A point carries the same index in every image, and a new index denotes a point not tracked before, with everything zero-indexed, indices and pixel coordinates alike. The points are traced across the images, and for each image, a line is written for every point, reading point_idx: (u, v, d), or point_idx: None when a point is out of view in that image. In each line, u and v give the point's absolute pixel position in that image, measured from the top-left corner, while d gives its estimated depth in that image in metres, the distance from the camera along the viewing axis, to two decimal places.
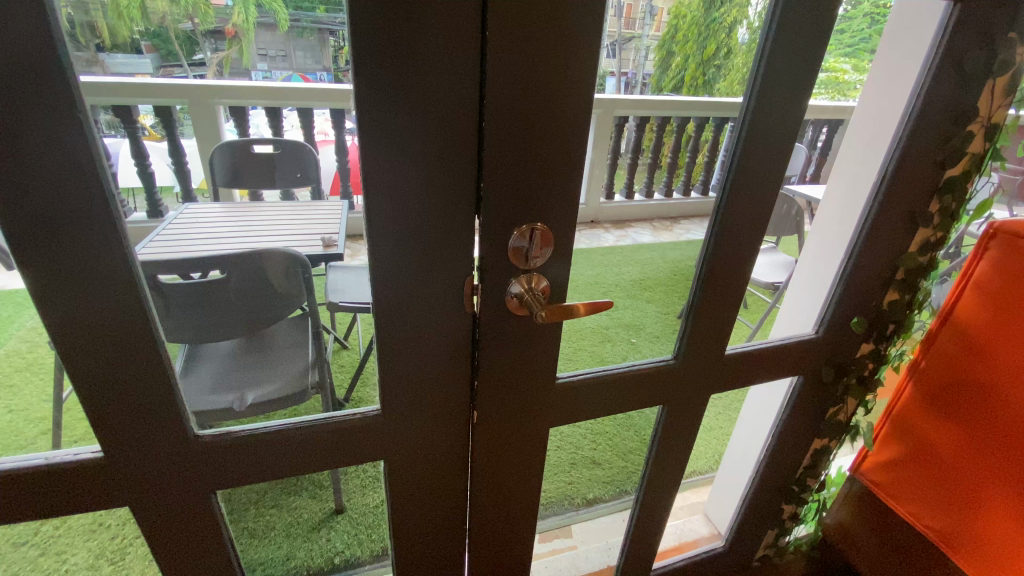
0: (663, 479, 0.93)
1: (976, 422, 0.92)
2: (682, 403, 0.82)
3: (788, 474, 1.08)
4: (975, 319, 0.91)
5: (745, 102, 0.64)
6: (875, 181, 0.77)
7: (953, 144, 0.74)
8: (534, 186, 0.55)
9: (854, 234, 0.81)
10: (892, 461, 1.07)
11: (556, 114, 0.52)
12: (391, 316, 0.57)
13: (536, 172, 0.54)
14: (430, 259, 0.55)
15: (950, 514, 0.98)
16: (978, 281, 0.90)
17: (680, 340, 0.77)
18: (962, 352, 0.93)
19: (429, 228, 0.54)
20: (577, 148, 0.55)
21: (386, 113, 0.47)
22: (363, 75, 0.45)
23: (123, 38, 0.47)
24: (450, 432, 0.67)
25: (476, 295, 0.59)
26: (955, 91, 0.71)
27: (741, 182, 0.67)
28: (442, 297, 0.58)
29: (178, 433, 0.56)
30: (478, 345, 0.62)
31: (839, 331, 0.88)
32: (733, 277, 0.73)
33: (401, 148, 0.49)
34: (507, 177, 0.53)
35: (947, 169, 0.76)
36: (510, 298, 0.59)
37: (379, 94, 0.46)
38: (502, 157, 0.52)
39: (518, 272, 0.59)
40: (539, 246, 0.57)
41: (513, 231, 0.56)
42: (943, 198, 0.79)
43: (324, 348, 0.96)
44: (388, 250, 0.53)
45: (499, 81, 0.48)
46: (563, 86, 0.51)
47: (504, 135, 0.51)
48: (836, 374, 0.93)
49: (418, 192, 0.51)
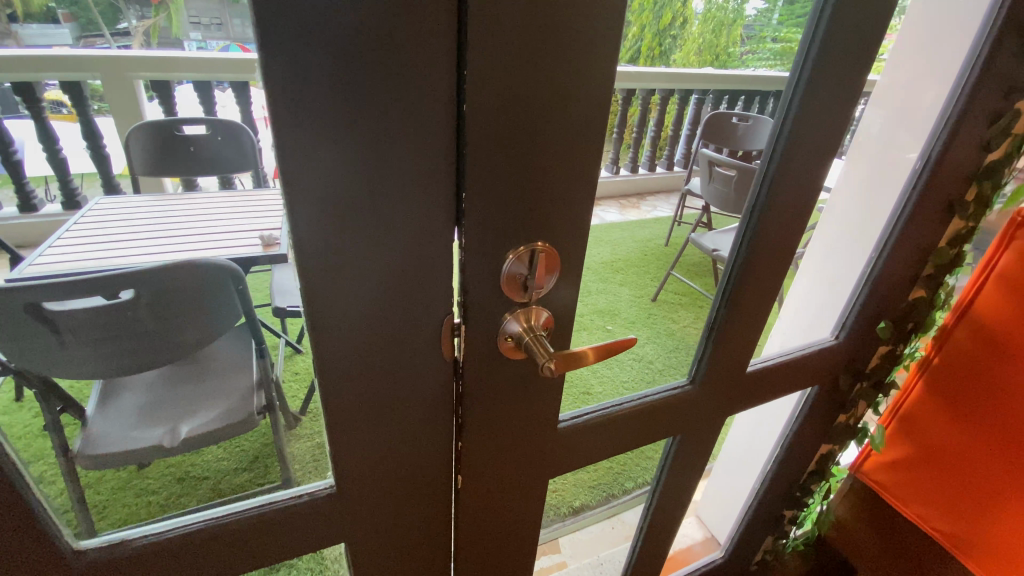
0: (671, 508, 0.82)
1: (997, 424, 0.86)
2: (694, 430, 0.72)
3: (793, 480, 1.01)
4: (996, 315, 0.84)
5: (792, 78, 0.50)
6: (913, 169, 0.66)
7: (1006, 121, 0.63)
8: (536, 197, 0.40)
9: (887, 228, 0.70)
10: (899, 461, 1.01)
11: (568, 99, 0.37)
12: (347, 373, 0.42)
13: (540, 178, 0.40)
14: (398, 298, 0.41)
15: (963, 520, 0.92)
16: (1002, 273, 0.83)
17: (698, 361, 0.65)
18: (979, 350, 0.87)
19: (394, 260, 0.39)
20: (592, 142, 0.40)
21: (323, 102, 0.31)
22: (283, 45, 0.29)
23: (39, 6, 0.39)
24: (429, 497, 0.54)
25: (458, 338, 0.45)
26: (1014, 63, 0.60)
27: (784, 180, 0.53)
28: (414, 343, 0.44)
29: (43, 553, 0.40)
30: (463, 398, 0.49)
31: (860, 336, 0.78)
32: (763, 291, 0.61)
33: (350, 153, 0.34)
34: (499, 189, 0.39)
35: (990, 151, 0.66)
36: (505, 339, 0.46)
37: (311, 73, 0.30)
38: (493, 163, 0.37)
39: (515, 305, 0.45)
40: (542, 273, 0.43)
41: (508, 255, 0.42)
42: (981, 185, 0.69)
43: (271, 366, 0.83)
44: (339, 290, 0.38)
45: (488, 56, 0.33)
46: (577, 60, 0.36)
47: (496, 131, 0.36)
48: (852, 379, 0.85)
49: (377, 214, 0.36)
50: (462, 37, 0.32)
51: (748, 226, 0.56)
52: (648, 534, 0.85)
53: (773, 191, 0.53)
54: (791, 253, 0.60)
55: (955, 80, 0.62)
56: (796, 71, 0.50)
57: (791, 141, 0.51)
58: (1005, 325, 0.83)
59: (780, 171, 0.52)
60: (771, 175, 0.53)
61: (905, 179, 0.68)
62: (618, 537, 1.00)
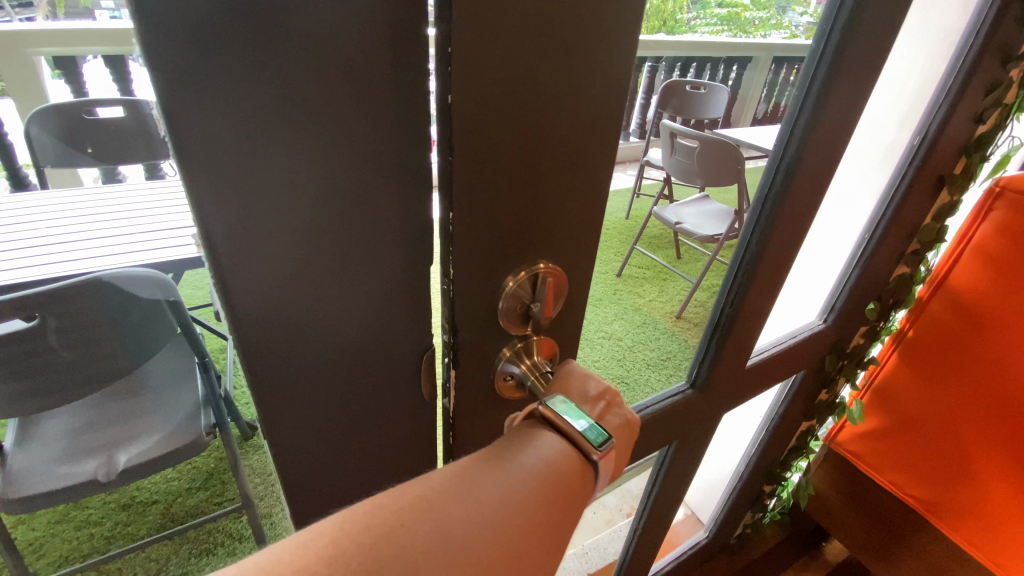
0: (664, 507, 0.79)
1: (977, 392, 0.86)
2: (690, 430, 0.68)
3: (775, 458, 1.00)
4: (972, 286, 0.84)
5: (813, 52, 0.44)
6: (913, 145, 0.62)
7: (1000, 92, 0.60)
8: (535, 214, 0.34)
9: (883, 206, 0.67)
10: (875, 431, 1.02)
11: (583, 93, 0.31)
12: (315, 391, 0.38)
13: (544, 188, 0.33)
14: (362, 308, 0.36)
15: (940, 487, 0.93)
16: (980, 245, 0.83)
17: (702, 363, 0.61)
18: (956, 320, 0.87)
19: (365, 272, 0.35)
20: (607, 142, 0.34)
21: (267, 100, 0.27)
22: (210, 30, 0.24)
23: None
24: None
25: (449, 383, 0.39)
26: (1017, 34, 0.56)
27: (803, 168, 0.47)
28: (385, 358, 0.40)
29: None
30: (449, 435, 0.43)
31: (848, 317, 0.75)
32: (775, 279, 0.56)
33: (300, 157, 0.29)
34: (488, 208, 0.32)
35: (982, 122, 0.64)
36: (502, 377, 0.41)
37: (245, 69, 0.25)
38: (484, 178, 0.30)
39: (513, 337, 0.39)
40: (548, 299, 0.38)
41: (507, 283, 0.36)
42: (971, 157, 0.67)
43: (213, 383, 0.89)
44: (297, 307, 0.34)
45: (477, 53, 0.26)
46: (586, 46, 0.29)
47: (498, 137, 0.29)
48: (837, 359, 0.83)
49: (334, 217, 0.32)
50: (449, 17, 0.24)
51: (757, 219, 0.52)
52: (640, 532, 0.82)
53: (788, 178, 0.48)
54: (798, 241, 0.54)
55: (959, 48, 0.58)
56: (817, 43, 0.44)
57: (812, 126, 0.45)
58: (979, 294, 0.84)
59: (797, 159, 0.47)
60: (786, 162, 0.47)
61: (900, 156, 0.65)
62: (602, 525, 1.00)
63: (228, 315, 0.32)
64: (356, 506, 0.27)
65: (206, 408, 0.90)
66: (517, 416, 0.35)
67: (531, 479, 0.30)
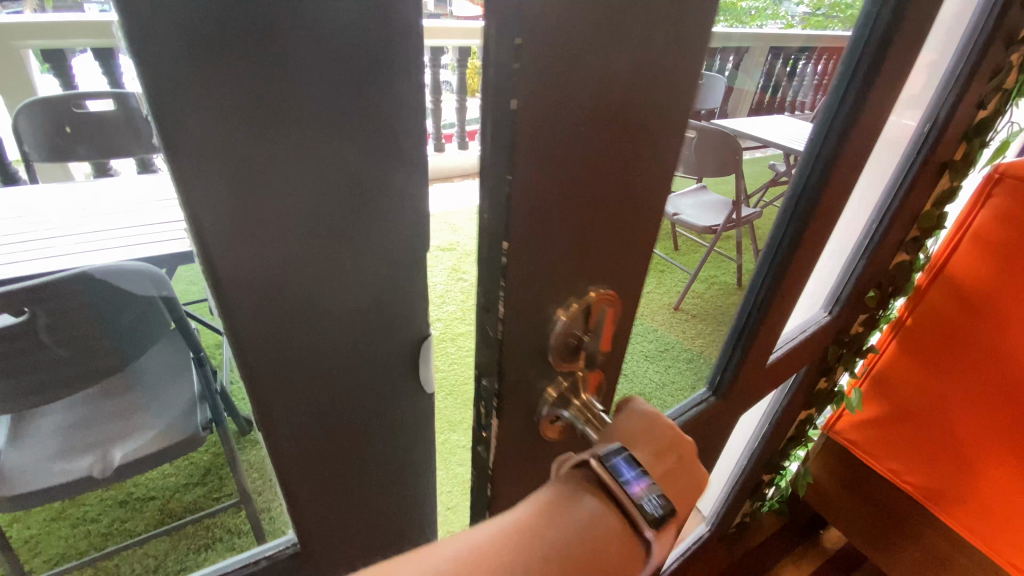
0: None
1: (977, 380, 0.86)
2: (706, 429, 0.66)
3: (776, 448, 1.00)
4: (972, 274, 0.84)
5: (857, 40, 0.48)
6: (922, 133, 0.62)
7: (1002, 78, 0.60)
8: (584, 227, 0.32)
9: (888, 195, 0.66)
10: (873, 420, 1.02)
11: (638, 95, 0.29)
12: (319, 387, 0.38)
13: (593, 196, 0.31)
14: (361, 298, 0.36)
15: (942, 477, 0.93)
16: (979, 231, 0.83)
17: (731, 353, 0.62)
18: (955, 308, 0.87)
19: (362, 261, 0.35)
20: (656, 143, 0.33)
21: (265, 84, 0.26)
22: (203, 16, 0.23)
23: None
24: (400, 502, 0.51)
25: (490, 418, 0.37)
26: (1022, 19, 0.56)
27: (841, 154, 0.50)
28: (383, 348, 0.40)
29: None
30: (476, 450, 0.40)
31: (851, 307, 0.75)
32: (809, 265, 0.58)
33: (300, 141, 0.28)
34: (541, 226, 0.30)
35: (984, 107, 0.63)
36: (547, 417, 0.39)
37: (242, 50, 0.25)
38: (541, 195, 0.29)
39: (560, 375, 0.38)
40: (600, 328, 0.38)
41: (561, 316, 0.35)
42: (971, 143, 0.67)
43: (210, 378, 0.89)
44: (297, 305, 0.33)
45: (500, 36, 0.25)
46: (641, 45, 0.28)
47: (564, 149, 0.28)
48: (837, 348, 0.84)
49: (327, 208, 0.31)
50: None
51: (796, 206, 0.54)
52: None
53: (828, 163, 0.50)
54: (812, 231, 0.53)
55: (966, 33, 0.57)
56: (862, 28, 0.47)
57: (854, 114, 0.48)
58: (978, 282, 0.83)
59: (839, 145, 0.49)
60: (827, 149, 0.50)
61: (907, 145, 0.64)
62: None
63: (226, 312, 0.31)
64: (393, 562, 0.25)
65: (203, 404, 0.90)
66: (566, 465, 0.32)
67: (575, 540, 0.28)
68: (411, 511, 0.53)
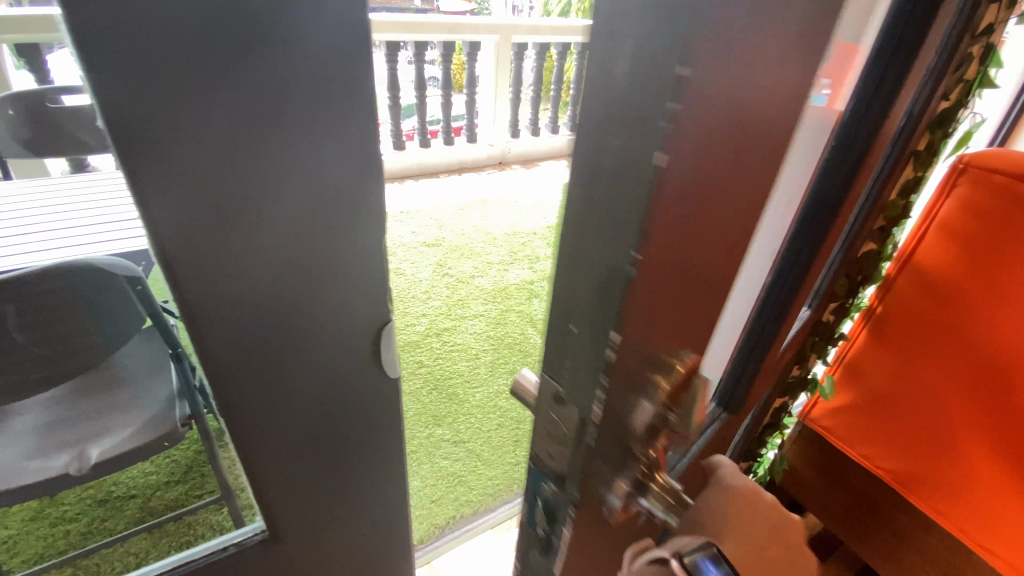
0: None
1: (943, 367, 0.88)
2: None
3: (753, 435, 1.02)
4: (937, 264, 0.87)
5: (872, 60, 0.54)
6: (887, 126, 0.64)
7: (960, 70, 0.62)
8: (699, 270, 0.29)
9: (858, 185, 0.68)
10: (847, 407, 1.04)
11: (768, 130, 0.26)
12: (277, 360, 0.40)
13: (711, 234, 0.27)
14: (314, 277, 0.39)
15: (913, 462, 0.96)
16: (944, 222, 0.85)
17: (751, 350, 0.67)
18: (922, 297, 0.89)
19: (313, 241, 0.37)
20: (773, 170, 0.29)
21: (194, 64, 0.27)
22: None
23: None
24: (363, 471, 0.54)
25: (564, 520, 0.36)
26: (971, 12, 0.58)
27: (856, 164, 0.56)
28: (339, 324, 0.42)
29: None
30: (549, 530, 0.38)
31: (824, 296, 0.77)
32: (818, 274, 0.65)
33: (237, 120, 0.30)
34: (667, 268, 0.26)
35: (944, 99, 0.65)
36: (622, 510, 0.36)
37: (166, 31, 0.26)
38: (665, 238, 0.25)
39: (637, 462, 0.35)
40: (686, 407, 0.35)
41: (648, 399, 0.32)
42: (933, 134, 0.68)
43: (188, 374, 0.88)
44: (246, 282, 0.36)
45: None
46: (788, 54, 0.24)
47: (698, 183, 0.24)
48: (811, 337, 0.86)
49: (274, 187, 0.34)
50: None
51: (811, 218, 0.60)
52: None
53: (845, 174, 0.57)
54: None
55: None
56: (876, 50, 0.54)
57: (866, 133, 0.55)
58: (944, 271, 0.86)
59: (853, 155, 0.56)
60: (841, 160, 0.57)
61: None
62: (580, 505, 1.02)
63: (180, 289, 0.34)
64: None
65: (181, 399, 0.90)
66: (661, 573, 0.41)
67: None
68: (373, 482, 0.56)
